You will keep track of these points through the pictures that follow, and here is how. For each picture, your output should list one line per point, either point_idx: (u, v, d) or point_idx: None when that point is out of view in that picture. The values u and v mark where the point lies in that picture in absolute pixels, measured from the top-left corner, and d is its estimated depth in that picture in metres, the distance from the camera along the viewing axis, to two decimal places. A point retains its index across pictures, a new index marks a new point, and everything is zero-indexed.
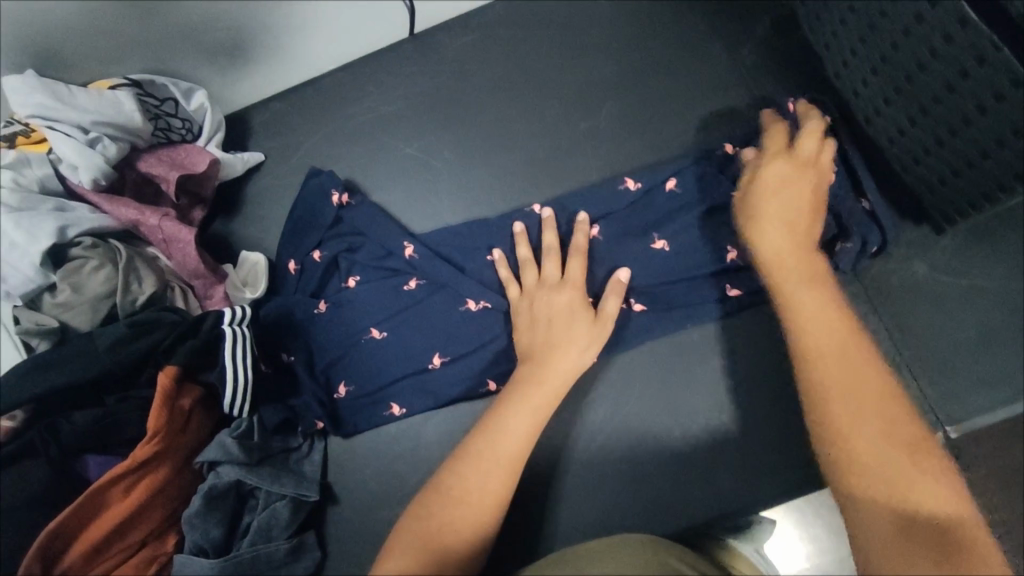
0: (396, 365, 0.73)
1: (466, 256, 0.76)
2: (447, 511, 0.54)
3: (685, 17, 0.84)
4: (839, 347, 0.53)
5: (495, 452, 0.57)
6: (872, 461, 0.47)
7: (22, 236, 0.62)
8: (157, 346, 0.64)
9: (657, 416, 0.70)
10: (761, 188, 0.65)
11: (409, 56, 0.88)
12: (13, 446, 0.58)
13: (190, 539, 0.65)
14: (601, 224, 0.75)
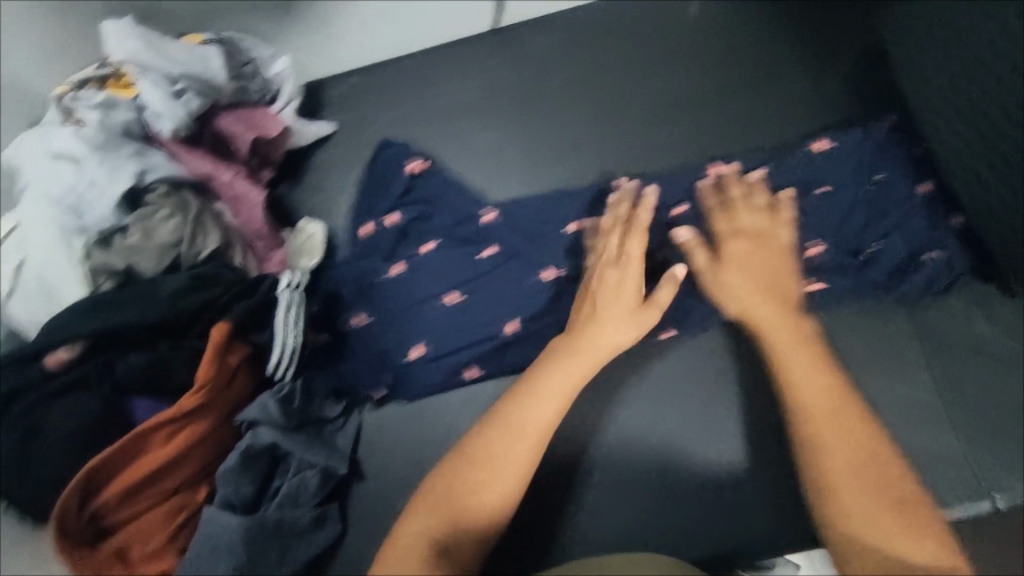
0: (468, 333, 0.73)
1: (543, 232, 0.77)
2: (477, 474, 0.56)
3: (771, 44, 0.84)
4: (837, 427, 0.55)
5: (528, 421, 0.59)
6: (875, 537, 0.50)
7: (104, 175, 0.65)
8: (215, 301, 0.65)
9: (677, 435, 0.69)
10: (732, 250, 0.70)
11: (490, 48, 0.88)
12: (69, 377, 0.60)
13: (221, 494, 0.66)
14: (687, 204, 0.76)
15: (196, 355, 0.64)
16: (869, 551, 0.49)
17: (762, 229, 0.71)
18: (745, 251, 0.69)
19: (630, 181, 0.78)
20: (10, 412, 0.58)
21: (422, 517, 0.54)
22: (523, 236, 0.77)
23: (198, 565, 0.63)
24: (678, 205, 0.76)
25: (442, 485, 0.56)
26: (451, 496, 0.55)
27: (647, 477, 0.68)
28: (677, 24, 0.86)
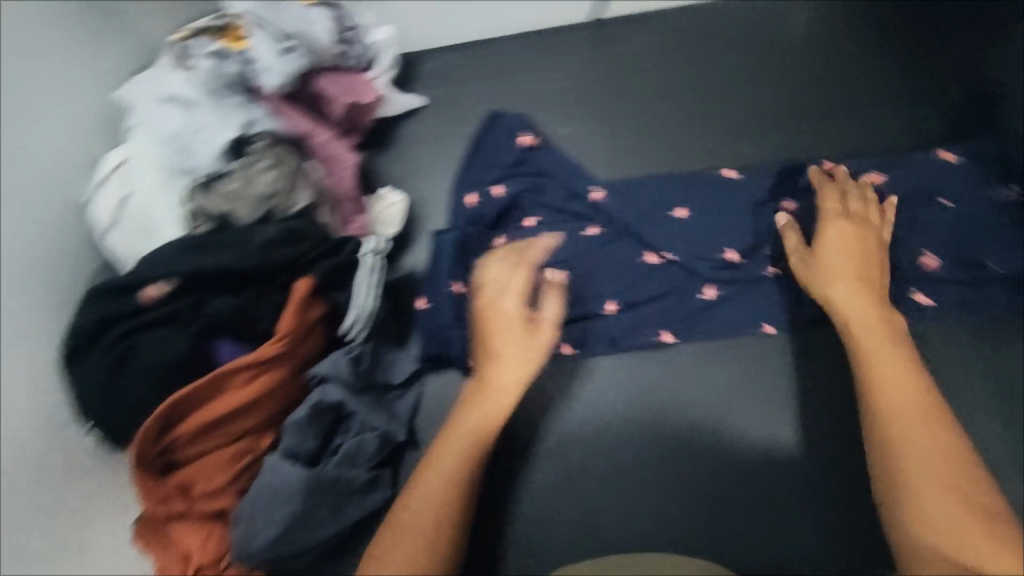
0: (568, 307, 0.78)
1: (653, 213, 0.82)
2: (431, 489, 0.62)
3: (856, 73, 0.86)
4: (913, 414, 0.60)
5: (466, 434, 0.65)
6: (940, 509, 0.54)
7: (215, 120, 0.67)
8: (303, 257, 0.66)
9: (617, 442, 0.73)
10: (831, 233, 0.73)
11: (584, 42, 0.91)
12: (160, 313, 0.62)
13: (284, 445, 0.67)
14: (797, 200, 0.80)
15: (279, 306, 0.66)
16: (927, 524, 0.54)
17: (859, 216, 0.74)
18: (845, 244, 0.72)
19: (737, 174, 0.83)
20: (104, 340, 0.61)
21: (393, 535, 0.59)
22: (634, 214, 0.81)
23: (256, 510, 0.65)
24: (787, 201, 0.80)
25: (416, 500, 0.61)
26: (419, 517, 0.60)
27: (686, 471, 0.72)
28: (764, 48, 0.89)
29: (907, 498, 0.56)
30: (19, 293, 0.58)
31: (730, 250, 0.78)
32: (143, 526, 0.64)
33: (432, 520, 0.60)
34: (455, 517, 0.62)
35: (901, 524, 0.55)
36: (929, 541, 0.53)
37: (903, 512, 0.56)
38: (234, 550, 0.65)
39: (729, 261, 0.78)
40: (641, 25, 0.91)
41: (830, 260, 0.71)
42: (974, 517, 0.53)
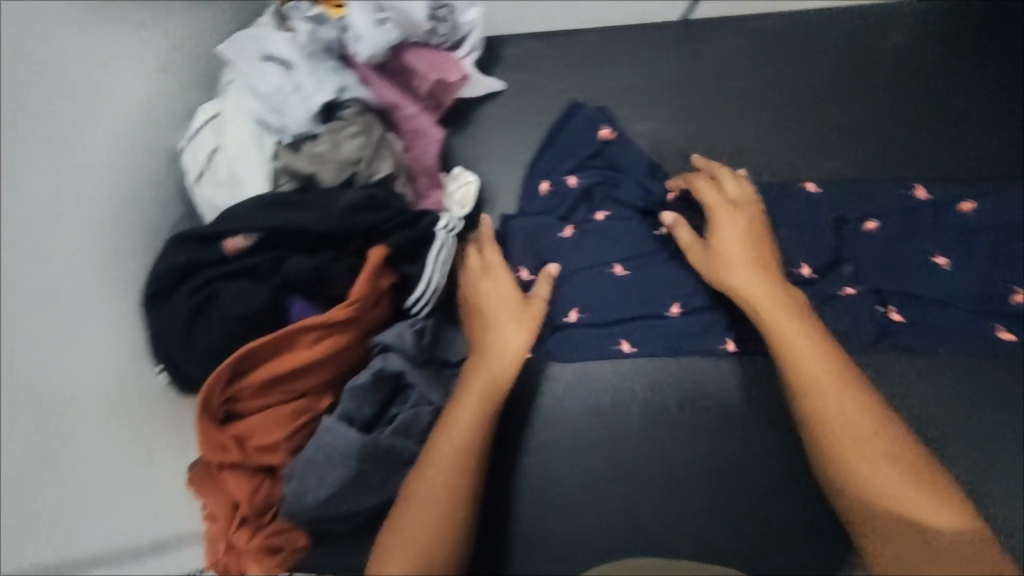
0: (631, 304, 0.77)
1: None
2: (443, 455, 0.65)
3: (944, 102, 0.85)
4: (834, 400, 0.64)
5: (472, 406, 0.68)
6: (879, 492, 0.60)
7: (310, 83, 0.69)
8: (380, 226, 0.68)
9: (593, 431, 0.75)
10: (725, 231, 0.74)
11: (673, 40, 0.90)
12: (241, 266, 0.64)
13: (342, 408, 0.68)
14: (879, 221, 0.78)
15: (353, 270, 0.67)
16: (884, 529, 0.60)
17: (739, 202, 0.76)
18: (733, 225, 0.74)
19: (816, 189, 0.80)
20: (187, 286, 0.63)
21: (416, 507, 0.62)
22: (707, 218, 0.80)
23: (311, 467, 0.66)
24: (869, 219, 0.78)
25: (432, 466, 0.64)
26: (431, 482, 0.63)
27: (735, 481, 0.72)
28: (857, 63, 0.87)
29: (858, 489, 0.61)
30: (114, 234, 0.60)
31: (805, 265, 0.77)
32: (200, 469, 0.66)
33: (446, 485, 0.63)
34: (467, 480, 0.65)
35: (861, 510, 0.62)
36: (878, 516, 0.60)
37: (859, 501, 0.62)
38: (287, 504, 0.67)
39: (802, 277, 0.76)
40: (731, 27, 0.90)
41: (726, 248, 0.73)
42: (904, 487, 0.60)
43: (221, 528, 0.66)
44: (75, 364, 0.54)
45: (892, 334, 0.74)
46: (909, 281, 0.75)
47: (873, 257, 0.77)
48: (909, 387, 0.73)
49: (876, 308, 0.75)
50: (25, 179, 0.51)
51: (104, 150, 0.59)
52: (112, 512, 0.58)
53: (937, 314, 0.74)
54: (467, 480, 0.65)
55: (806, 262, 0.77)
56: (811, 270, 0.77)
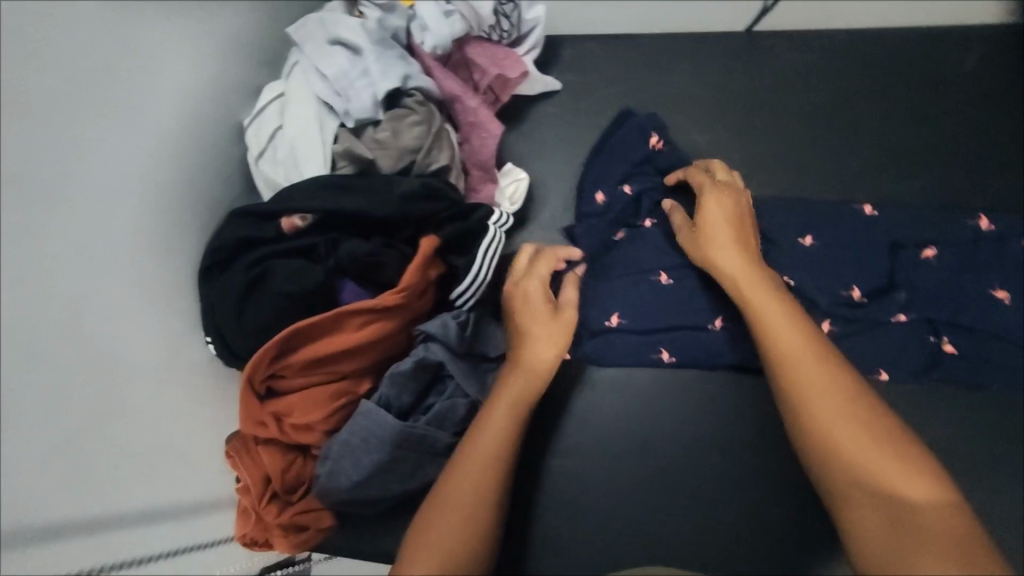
0: (674, 314, 0.76)
1: (779, 233, 0.79)
2: (475, 459, 0.61)
3: (1012, 132, 0.83)
4: (810, 365, 0.58)
5: (502, 409, 0.65)
6: (854, 450, 0.53)
7: (377, 70, 0.70)
8: (436, 215, 0.68)
9: (625, 438, 0.74)
10: (710, 205, 0.72)
11: (735, 51, 0.90)
12: (296, 245, 0.64)
13: (382, 393, 0.68)
14: (938, 248, 0.76)
15: (404, 259, 0.68)
16: (852, 505, 0.52)
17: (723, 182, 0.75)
18: (720, 206, 0.72)
19: (873, 211, 0.79)
20: (242, 260, 0.63)
21: (445, 511, 0.58)
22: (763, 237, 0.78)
23: (347, 450, 0.66)
24: (927, 246, 0.77)
25: (463, 466, 0.61)
26: (463, 486, 0.60)
27: (770, 503, 0.70)
28: (923, 88, 0.86)
29: (831, 451, 0.54)
30: (176, 204, 0.61)
31: (856, 287, 0.75)
32: (237, 442, 0.67)
33: (474, 489, 0.60)
34: (496, 486, 0.61)
35: (842, 485, 0.53)
36: (859, 491, 0.52)
37: (838, 475, 0.54)
38: (320, 484, 0.68)
39: (852, 300, 0.75)
40: (793, 43, 0.89)
41: (710, 227, 0.71)
42: (877, 447, 0.53)
43: (251, 501, 0.67)
44: (131, 325, 0.53)
45: (942, 365, 0.73)
46: (964, 314, 0.74)
47: (928, 285, 0.75)
48: (952, 422, 0.72)
49: (928, 338, 0.73)
50: (96, 143, 0.50)
51: (170, 120, 0.59)
52: (164, 475, 0.56)
53: (990, 350, 0.73)
54: (497, 486, 0.61)
55: (857, 284, 0.75)
56: (862, 292, 0.75)
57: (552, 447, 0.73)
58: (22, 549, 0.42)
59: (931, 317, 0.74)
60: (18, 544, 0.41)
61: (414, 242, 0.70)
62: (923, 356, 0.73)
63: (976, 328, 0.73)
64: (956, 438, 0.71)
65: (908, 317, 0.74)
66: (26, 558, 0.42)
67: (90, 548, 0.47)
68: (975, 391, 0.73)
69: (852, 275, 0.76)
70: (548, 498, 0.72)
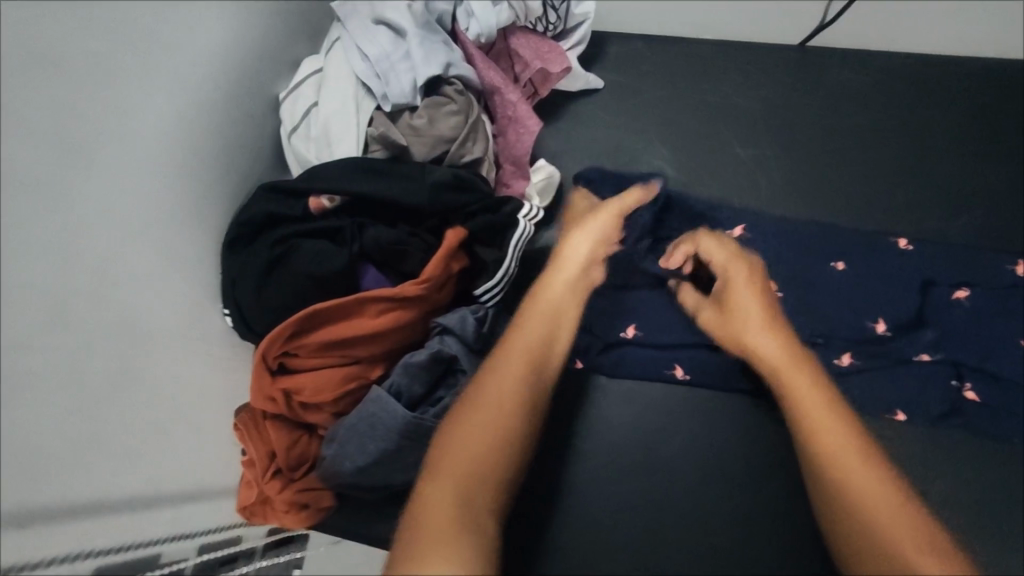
0: (690, 331, 0.76)
1: (809, 259, 0.77)
2: (473, 427, 0.56)
3: None
4: (855, 461, 0.57)
5: (511, 378, 0.61)
6: (863, 491, 0.56)
7: (419, 55, 0.70)
8: (465, 207, 0.68)
9: (631, 450, 0.72)
10: (736, 281, 0.72)
11: (788, 65, 0.87)
12: (324, 226, 0.64)
13: (393, 381, 0.68)
14: (970, 291, 0.74)
15: (428, 249, 0.67)
16: None
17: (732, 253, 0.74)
18: (746, 280, 0.71)
19: (908, 245, 0.77)
20: (268, 236, 0.63)
21: (436, 476, 0.52)
22: (791, 261, 0.77)
23: (353, 434, 0.66)
24: (960, 287, 0.74)
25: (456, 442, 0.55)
26: (462, 453, 0.54)
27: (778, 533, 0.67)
28: (979, 121, 0.83)
29: (842, 488, 0.56)
30: (205, 176, 0.60)
31: (882, 321, 0.74)
32: (245, 417, 0.66)
33: (472, 458, 0.54)
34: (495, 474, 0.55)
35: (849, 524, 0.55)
36: (865, 534, 0.54)
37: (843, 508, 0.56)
38: (325, 466, 0.68)
39: (875, 334, 0.74)
40: (849, 61, 0.87)
41: (739, 305, 0.70)
42: (885, 489, 0.56)
43: (255, 475, 0.67)
44: (149, 297, 0.52)
45: (962, 412, 0.71)
46: (989, 358, 0.72)
47: (957, 328, 0.73)
48: (970, 469, 0.69)
49: (951, 382, 0.71)
50: (135, 105, 0.50)
51: (207, 89, 0.58)
52: (168, 452, 0.55)
53: (1015, 401, 0.70)
54: (498, 463, 0.56)
55: (883, 317, 0.74)
56: (887, 326, 0.74)
57: (558, 451, 0.72)
58: (44, 530, 0.41)
59: (955, 358, 0.72)
60: (42, 524, 0.41)
61: (438, 232, 0.69)
62: (944, 398, 0.71)
63: (1001, 375, 0.71)
64: (971, 486, 0.69)
65: (932, 358, 0.72)
66: (27, 539, 0.39)
67: (96, 528, 0.46)
68: (997, 440, 0.70)
69: (880, 307, 0.74)
70: (549, 503, 0.70)
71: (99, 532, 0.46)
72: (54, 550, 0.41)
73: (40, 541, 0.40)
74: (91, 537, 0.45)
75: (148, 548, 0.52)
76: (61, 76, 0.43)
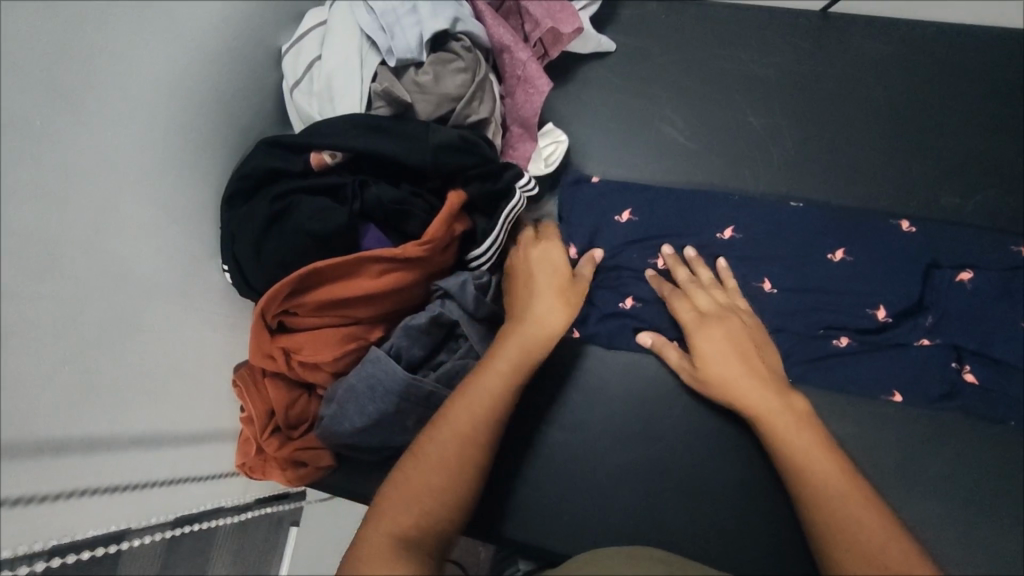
0: None
1: (811, 235, 0.75)
2: (415, 485, 0.53)
3: None
4: (825, 468, 0.56)
5: (466, 424, 0.57)
6: (822, 483, 0.55)
7: (426, 10, 0.68)
8: (465, 169, 0.67)
9: (623, 421, 0.73)
10: (704, 339, 0.67)
11: (809, 32, 0.84)
12: (327, 183, 0.63)
13: (392, 343, 0.67)
14: (976, 272, 0.72)
15: (430, 210, 0.67)
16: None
17: (710, 309, 0.69)
18: (709, 338, 0.67)
19: (911, 227, 0.75)
20: (266, 192, 0.62)
21: (382, 520, 0.50)
22: (796, 236, 0.75)
23: (352, 395, 0.66)
24: (965, 269, 0.73)
25: (406, 488, 0.53)
26: (404, 508, 0.51)
27: (768, 503, 0.68)
28: (1000, 98, 0.80)
29: (806, 480, 0.56)
30: (205, 126, 0.58)
31: (882, 308, 0.72)
32: (244, 372, 0.66)
33: (413, 510, 0.51)
34: (440, 519, 0.52)
35: (820, 524, 0.53)
36: (842, 535, 0.52)
37: (812, 497, 0.55)
38: (324, 425, 0.68)
39: (878, 322, 0.72)
40: (872, 29, 0.84)
41: (712, 362, 0.66)
42: (846, 485, 0.55)
43: (253, 431, 0.66)
44: (145, 243, 0.51)
45: (959, 392, 0.70)
46: (990, 340, 0.70)
47: (959, 308, 0.72)
48: (954, 449, 0.70)
49: (950, 364, 0.70)
50: (132, 61, 0.48)
51: (209, 38, 0.56)
52: (163, 401, 0.55)
53: (1013, 384, 0.70)
54: (443, 519, 0.52)
55: (885, 304, 0.72)
56: (888, 313, 0.72)
57: (552, 420, 0.73)
58: (41, 467, 0.41)
59: (957, 340, 0.71)
60: (40, 461, 0.41)
61: (441, 194, 0.69)
62: (938, 379, 0.70)
63: (1000, 358, 0.70)
64: (957, 466, 0.69)
65: (932, 341, 0.71)
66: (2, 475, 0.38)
67: (72, 472, 0.45)
68: (987, 421, 0.70)
69: (884, 285, 0.73)
70: (539, 470, 0.71)
71: (71, 477, 0.45)
72: (9, 492, 0.39)
73: (33, 478, 0.41)
74: (62, 481, 0.44)
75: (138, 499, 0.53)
76: (69, 32, 0.43)
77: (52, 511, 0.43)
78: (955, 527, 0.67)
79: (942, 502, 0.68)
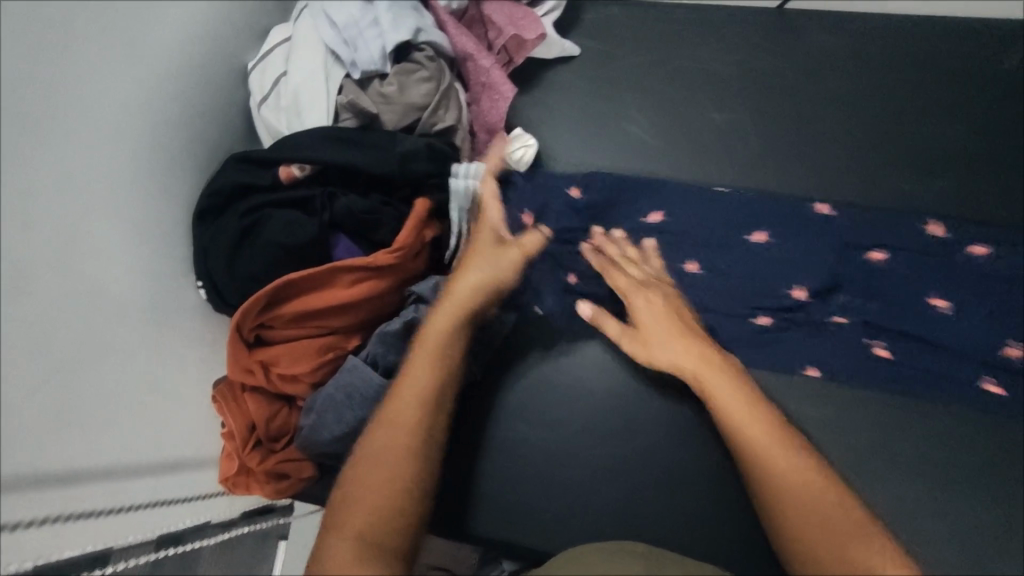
0: None
1: (739, 223, 0.79)
2: (362, 485, 0.53)
3: None
4: (778, 449, 0.58)
5: (402, 412, 0.57)
6: (783, 467, 0.57)
7: (388, 22, 0.69)
8: (433, 176, 0.68)
9: (601, 417, 0.73)
10: (637, 307, 0.71)
11: (765, 28, 0.86)
12: (297, 195, 0.64)
13: (369, 351, 0.68)
14: (889, 253, 0.76)
15: (401, 218, 0.68)
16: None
17: (642, 279, 0.74)
18: (644, 309, 0.71)
19: (830, 211, 0.79)
20: (236, 208, 0.63)
21: (335, 528, 0.51)
22: (719, 225, 0.79)
23: (330, 404, 0.67)
24: (875, 249, 0.77)
25: (357, 490, 0.53)
26: (355, 511, 0.52)
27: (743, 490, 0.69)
28: (952, 83, 0.82)
29: (767, 461, 0.58)
30: (173, 144, 0.59)
31: (798, 288, 0.76)
32: (223, 386, 0.66)
33: (368, 513, 0.52)
34: (395, 514, 0.53)
35: (790, 514, 0.55)
36: (810, 524, 0.54)
37: (775, 483, 0.57)
38: (304, 435, 0.69)
39: (792, 301, 0.77)
40: (825, 23, 0.86)
41: (648, 330, 0.70)
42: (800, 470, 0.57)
43: (235, 448, 0.66)
44: (115, 264, 0.52)
45: (913, 371, 0.73)
46: (898, 318, 0.75)
47: (899, 292, 0.76)
48: (909, 428, 0.72)
49: (860, 341, 0.75)
50: (95, 82, 0.49)
51: (173, 58, 0.57)
52: (141, 420, 0.55)
53: (953, 364, 0.73)
54: (403, 517, 0.53)
55: (798, 285, 0.77)
56: (802, 293, 0.76)
57: (531, 419, 0.74)
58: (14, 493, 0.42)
59: (897, 327, 0.75)
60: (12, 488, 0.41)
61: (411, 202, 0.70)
62: (860, 360, 0.75)
63: (940, 337, 0.74)
64: (913, 443, 0.72)
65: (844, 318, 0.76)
66: None
67: (47, 497, 0.45)
68: (942, 399, 0.73)
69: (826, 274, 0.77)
70: (520, 470, 0.72)
71: (48, 504, 0.45)
72: None
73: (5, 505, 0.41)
74: (38, 507, 0.44)
75: (118, 520, 0.53)
76: (31, 56, 0.43)
77: (27, 537, 0.43)
78: (914, 503, 0.70)
79: (901, 479, 0.71)
